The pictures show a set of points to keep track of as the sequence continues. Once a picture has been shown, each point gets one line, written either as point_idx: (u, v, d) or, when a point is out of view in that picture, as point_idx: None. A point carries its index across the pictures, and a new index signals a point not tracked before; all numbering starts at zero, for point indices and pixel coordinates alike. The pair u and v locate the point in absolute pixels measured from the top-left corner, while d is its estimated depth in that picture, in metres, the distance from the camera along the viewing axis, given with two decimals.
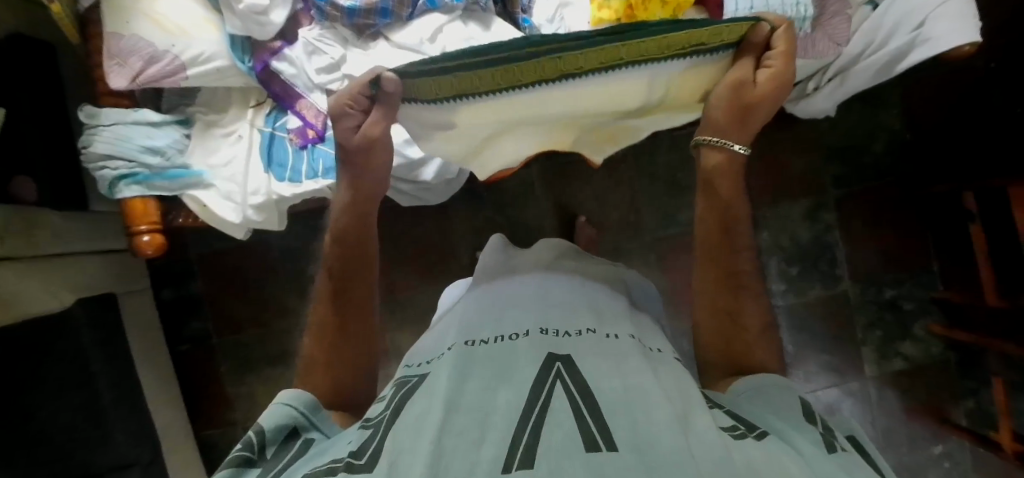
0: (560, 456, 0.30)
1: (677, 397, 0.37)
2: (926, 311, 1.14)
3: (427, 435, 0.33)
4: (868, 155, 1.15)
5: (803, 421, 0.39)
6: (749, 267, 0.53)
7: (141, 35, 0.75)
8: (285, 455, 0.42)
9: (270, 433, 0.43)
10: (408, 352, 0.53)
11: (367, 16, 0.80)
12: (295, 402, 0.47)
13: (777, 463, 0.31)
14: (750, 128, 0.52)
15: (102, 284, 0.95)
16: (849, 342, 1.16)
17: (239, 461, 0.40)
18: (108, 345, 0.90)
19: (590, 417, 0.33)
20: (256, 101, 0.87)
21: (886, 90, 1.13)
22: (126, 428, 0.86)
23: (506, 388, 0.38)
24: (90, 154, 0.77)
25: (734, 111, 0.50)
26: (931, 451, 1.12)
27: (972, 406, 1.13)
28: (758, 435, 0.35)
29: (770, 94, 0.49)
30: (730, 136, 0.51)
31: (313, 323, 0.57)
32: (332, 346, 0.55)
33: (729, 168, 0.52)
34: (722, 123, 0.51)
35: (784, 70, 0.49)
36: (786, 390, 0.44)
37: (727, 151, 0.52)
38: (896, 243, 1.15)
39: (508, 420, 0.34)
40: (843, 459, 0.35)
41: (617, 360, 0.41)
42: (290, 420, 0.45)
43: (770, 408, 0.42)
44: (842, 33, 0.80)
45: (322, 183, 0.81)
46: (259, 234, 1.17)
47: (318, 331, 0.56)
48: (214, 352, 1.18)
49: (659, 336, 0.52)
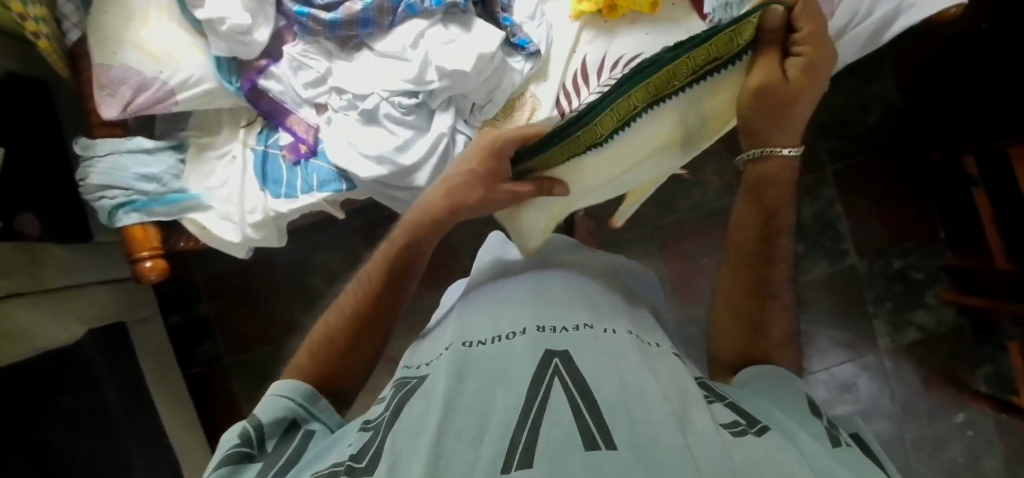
0: (559, 456, 0.30)
1: (675, 392, 0.37)
2: (935, 280, 1.13)
3: (426, 436, 0.33)
4: (864, 127, 1.14)
5: (808, 414, 0.39)
6: (782, 276, 0.52)
7: (130, 65, 0.76)
8: (288, 447, 0.40)
9: (268, 426, 0.41)
10: (408, 350, 0.52)
11: (349, 28, 0.81)
12: (293, 393, 0.44)
13: (774, 459, 0.31)
14: (795, 130, 0.49)
15: (110, 313, 0.96)
16: (860, 317, 1.15)
17: (237, 456, 0.39)
18: (120, 372, 0.91)
19: (589, 414, 0.33)
20: (247, 121, 0.87)
21: (875, 60, 1.13)
22: (142, 452, 0.88)
23: (505, 388, 0.38)
24: (88, 185, 0.78)
25: (771, 118, 0.46)
26: (953, 421, 1.10)
27: (991, 372, 1.11)
28: (759, 430, 0.35)
29: (807, 84, 0.45)
30: (777, 140, 0.48)
31: (337, 304, 0.54)
32: (335, 329, 0.51)
33: (768, 179, 0.51)
34: (766, 131, 0.48)
35: (816, 48, 0.44)
36: (791, 383, 0.43)
37: (775, 159, 0.49)
38: (900, 212, 1.14)
39: (507, 419, 0.34)
40: (847, 454, 0.34)
41: (616, 356, 0.41)
42: (286, 413, 0.42)
43: (774, 399, 0.42)
44: (826, 6, 0.81)
45: (317, 196, 0.83)
46: (262, 252, 1.18)
47: (344, 311, 0.53)
48: (226, 372, 1.19)
49: (656, 328, 0.52)
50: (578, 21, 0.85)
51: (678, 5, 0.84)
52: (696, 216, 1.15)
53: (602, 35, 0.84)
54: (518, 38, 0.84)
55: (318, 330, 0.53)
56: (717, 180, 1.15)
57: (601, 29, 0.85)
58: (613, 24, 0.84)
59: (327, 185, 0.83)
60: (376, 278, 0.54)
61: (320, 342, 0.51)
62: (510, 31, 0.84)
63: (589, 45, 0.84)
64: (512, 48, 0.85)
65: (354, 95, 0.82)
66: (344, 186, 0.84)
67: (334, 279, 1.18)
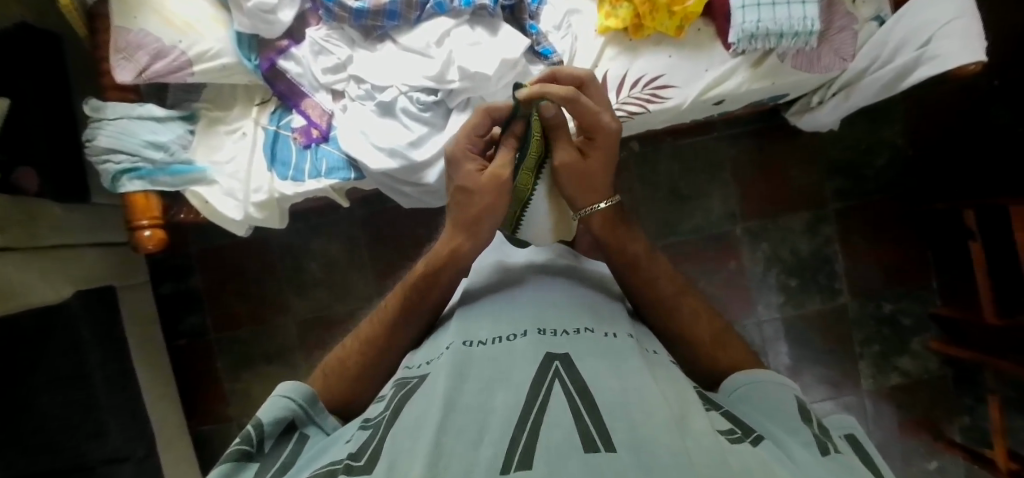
0: (558, 459, 0.27)
1: (675, 400, 0.34)
2: (924, 328, 1.15)
3: (426, 433, 0.30)
4: (871, 170, 1.16)
5: (798, 422, 0.37)
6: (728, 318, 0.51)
7: (149, 31, 0.75)
8: (288, 450, 0.38)
9: (267, 426, 0.38)
10: (411, 351, 0.48)
11: (375, 18, 0.80)
12: (294, 393, 0.41)
13: (771, 468, 0.29)
14: (600, 186, 0.56)
15: (102, 276, 0.94)
16: (847, 356, 1.16)
17: (235, 456, 0.36)
18: (105, 338, 0.89)
19: (590, 419, 0.31)
20: (261, 99, 0.87)
21: (889, 105, 1.14)
22: (120, 421, 0.85)
23: (505, 388, 0.35)
24: (94, 148, 0.77)
25: (575, 178, 0.56)
26: (925, 467, 1.13)
27: (967, 423, 1.13)
28: (755, 439, 0.33)
29: (602, 166, 0.56)
30: (585, 202, 0.56)
31: (375, 310, 0.51)
32: (372, 333, 0.48)
33: (614, 222, 0.55)
34: (581, 198, 0.56)
35: (607, 146, 0.56)
36: (781, 387, 0.41)
37: (596, 215, 0.55)
38: (896, 257, 1.16)
39: (507, 419, 0.31)
40: (837, 462, 0.32)
41: (615, 359, 0.38)
42: (288, 414, 0.39)
43: (761, 408, 0.39)
44: (848, 48, 0.83)
45: (324, 183, 0.83)
46: (259, 230, 1.17)
47: (375, 317, 0.50)
48: (211, 348, 1.18)
49: (652, 335, 0.48)
50: (603, 37, 0.85)
51: (703, 31, 0.85)
52: (694, 240, 1.17)
53: (625, 53, 0.85)
54: (542, 47, 0.84)
55: (338, 351, 0.50)
56: (720, 207, 1.17)
57: (624, 48, 0.85)
58: (638, 43, 0.85)
59: (335, 172, 0.83)
60: (416, 276, 0.50)
61: (352, 349, 0.48)
62: (535, 39, 0.84)
63: (611, 61, 0.85)
64: (535, 56, 0.85)
65: (372, 86, 0.82)
66: (352, 175, 0.83)
67: (329, 265, 1.18)
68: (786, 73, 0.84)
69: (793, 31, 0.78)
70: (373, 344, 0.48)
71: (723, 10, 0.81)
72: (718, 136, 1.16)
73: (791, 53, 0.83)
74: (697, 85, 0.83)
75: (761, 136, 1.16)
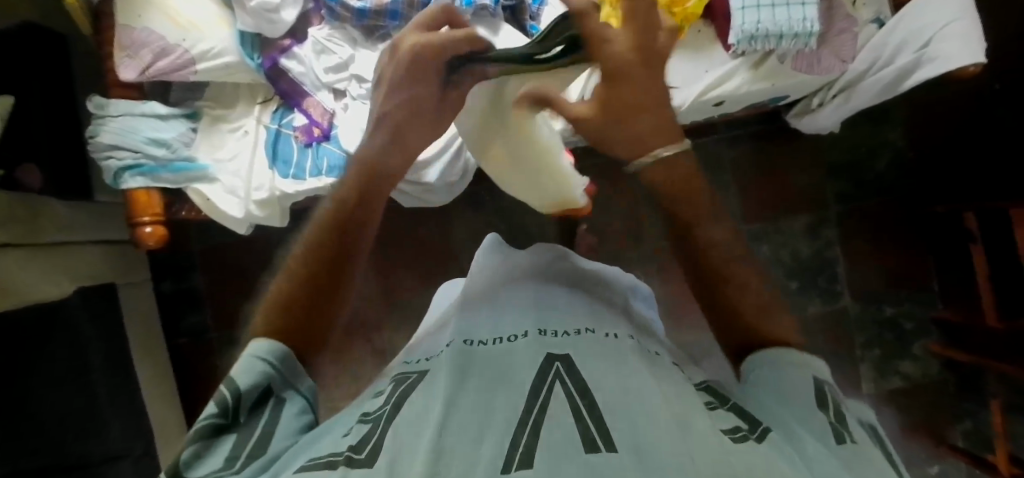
0: (558, 459, 0.27)
1: (677, 399, 0.34)
2: (924, 332, 1.14)
3: (427, 433, 0.30)
4: (872, 173, 1.16)
5: (817, 410, 0.34)
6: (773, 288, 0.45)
7: (153, 29, 0.76)
8: (266, 418, 0.37)
9: (244, 391, 0.37)
10: (406, 352, 0.48)
11: (376, 18, 0.82)
12: (269, 354, 0.40)
13: (778, 467, 0.27)
14: None
15: (104, 273, 0.94)
16: (848, 360, 1.15)
17: (209, 429, 0.35)
18: (106, 336, 0.89)
19: (591, 419, 0.30)
20: (263, 98, 0.87)
21: (889, 108, 1.14)
22: (118, 419, 0.85)
23: (506, 387, 0.35)
24: (97, 144, 0.77)
25: None
26: (927, 471, 1.12)
27: (969, 427, 1.12)
28: (761, 436, 0.31)
29: None
30: None
31: (299, 249, 0.47)
32: (305, 270, 0.44)
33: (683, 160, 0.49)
34: None
35: None
36: (804, 369, 0.37)
37: None
38: (897, 260, 1.16)
39: (508, 419, 0.31)
40: (855, 453, 0.30)
41: (617, 361, 0.38)
42: (262, 378, 0.39)
43: (778, 393, 0.36)
44: (848, 50, 0.83)
45: (324, 181, 0.82)
46: (260, 229, 1.17)
47: (305, 253, 0.46)
48: (211, 347, 1.18)
49: (654, 337, 0.48)
50: None
51: (703, 33, 0.86)
52: None
53: None
54: None
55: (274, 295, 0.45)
56: None
57: None
58: None
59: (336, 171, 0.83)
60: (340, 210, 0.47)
61: (280, 298, 0.44)
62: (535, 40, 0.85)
63: None
64: None
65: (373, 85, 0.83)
66: None
67: None
68: (786, 74, 0.84)
69: (792, 32, 0.78)
70: (309, 284, 0.44)
71: (723, 12, 0.82)
72: (718, 138, 1.16)
73: (791, 54, 0.83)
74: (696, 86, 0.83)
75: (761, 138, 1.16)
